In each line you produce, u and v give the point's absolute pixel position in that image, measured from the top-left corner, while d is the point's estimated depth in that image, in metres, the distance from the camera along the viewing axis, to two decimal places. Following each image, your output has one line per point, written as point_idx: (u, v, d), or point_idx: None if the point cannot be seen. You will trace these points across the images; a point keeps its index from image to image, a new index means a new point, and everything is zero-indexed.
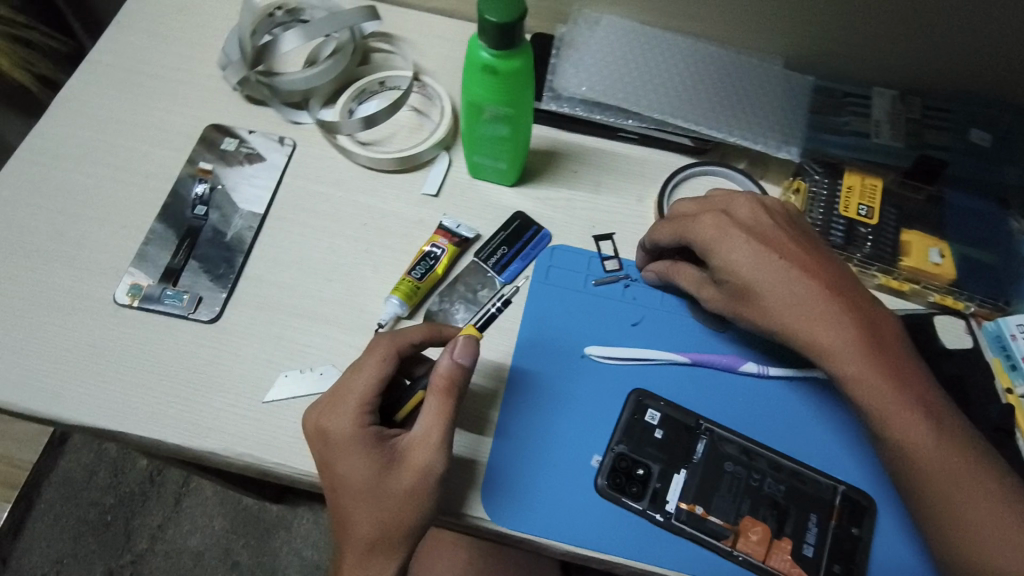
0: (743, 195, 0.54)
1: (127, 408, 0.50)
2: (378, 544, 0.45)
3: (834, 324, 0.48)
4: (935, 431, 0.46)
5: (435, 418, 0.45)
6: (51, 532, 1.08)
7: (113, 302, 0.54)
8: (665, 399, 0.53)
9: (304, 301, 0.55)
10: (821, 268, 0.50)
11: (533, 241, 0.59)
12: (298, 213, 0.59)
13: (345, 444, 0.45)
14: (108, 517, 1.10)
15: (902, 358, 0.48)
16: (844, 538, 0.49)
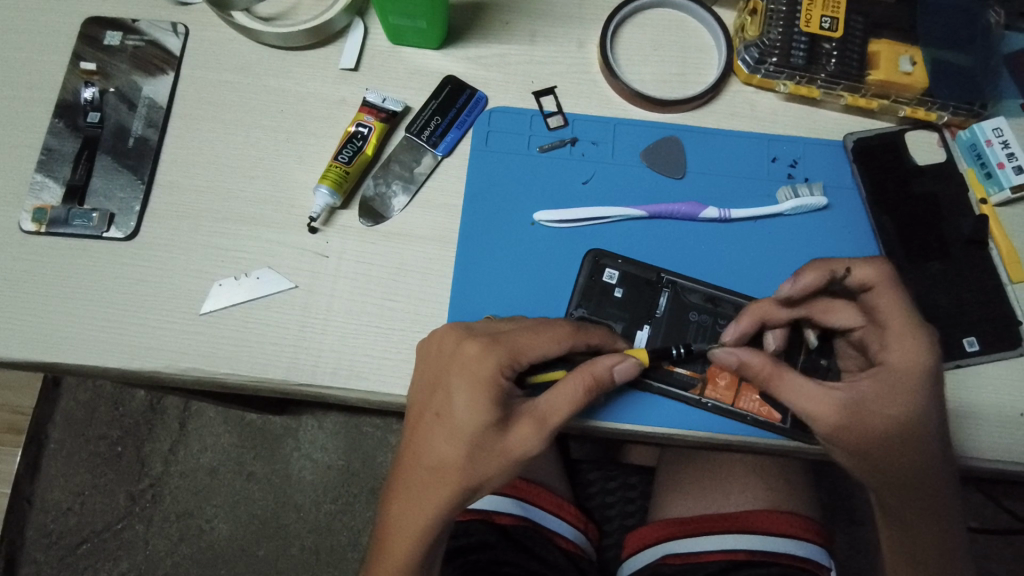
0: (884, 277, 0.45)
1: (59, 338, 0.47)
2: (439, 492, 0.44)
3: (904, 401, 0.44)
4: (928, 482, 0.45)
5: (573, 403, 0.43)
6: (66, 468, 1.11)
7: (19, 230, 0.50)
8: (621, 258, 0.51)
9: (227, 203, 0.51)
10: (912, 382, 0.44)
11: (468, 106, 0.54)
12: (205, 107, 0.53)
13: (477, 383, 0.43)
14: (119, 449, 1.12)
15: (933, 459, 0.44)
16: (813, 370, 0.50)
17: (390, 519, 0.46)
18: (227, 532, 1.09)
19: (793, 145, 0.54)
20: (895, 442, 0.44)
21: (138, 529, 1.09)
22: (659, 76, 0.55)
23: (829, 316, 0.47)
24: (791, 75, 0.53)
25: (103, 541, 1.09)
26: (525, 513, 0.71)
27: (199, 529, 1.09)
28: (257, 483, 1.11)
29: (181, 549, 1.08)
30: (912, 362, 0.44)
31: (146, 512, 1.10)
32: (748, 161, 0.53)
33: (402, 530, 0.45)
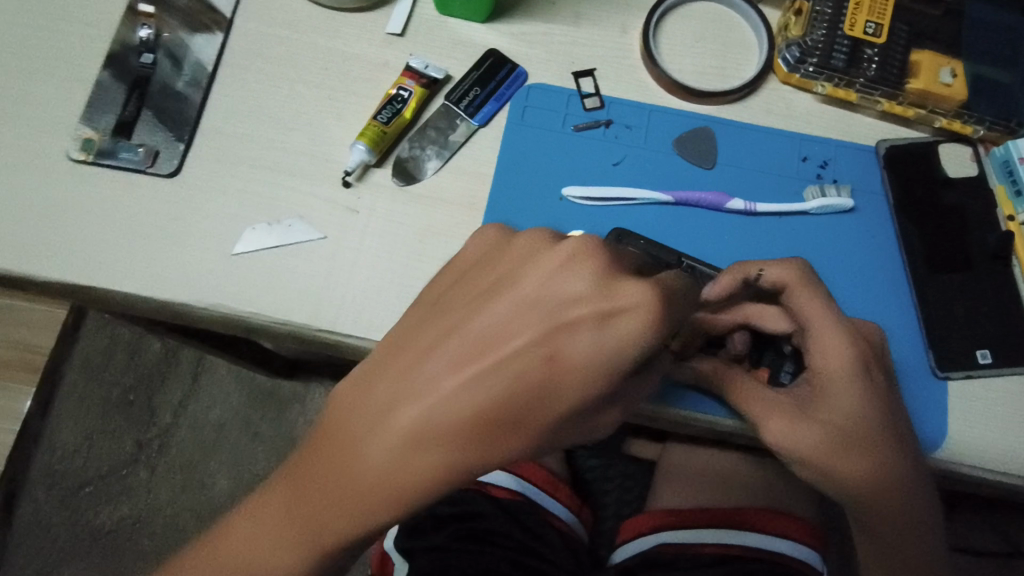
0: (795, 279, 0.46)
1: (95, 265, 0.49)
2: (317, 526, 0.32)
3: (846, 399, 0.44)
4: (884, 492, 0.45)
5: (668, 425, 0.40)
6: (78, 410, 1.13)
7: (65, 158, 0.52)
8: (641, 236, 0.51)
9: (266, 152, 0.52)
10: (852, 383, 0.44)
11: (507, 80, 0.55)
12: (252, 58, 0.55)
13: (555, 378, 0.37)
14: (131, 397, 1.14)
15: (882, 465, 0.44)
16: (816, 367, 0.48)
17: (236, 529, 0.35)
18: (228, 489, 1.11)
19: (824, 147, 0.54)
20: (840, 444, 0.44)
21: (141, 476, 1.12)
22: (699, 67, 0.56)
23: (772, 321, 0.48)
24: (830, 76, 0.53)
25: (106, 485, 1.11)
26: (521, 489, 0.73)
27: (200, 482, 1.11)
28: (262, 443, 1.13)
29: (181, 500, 1.11)
30: (841, 362, 0.44)
31: (151, 461, 1.12)
32: (778, 158, 0.54)
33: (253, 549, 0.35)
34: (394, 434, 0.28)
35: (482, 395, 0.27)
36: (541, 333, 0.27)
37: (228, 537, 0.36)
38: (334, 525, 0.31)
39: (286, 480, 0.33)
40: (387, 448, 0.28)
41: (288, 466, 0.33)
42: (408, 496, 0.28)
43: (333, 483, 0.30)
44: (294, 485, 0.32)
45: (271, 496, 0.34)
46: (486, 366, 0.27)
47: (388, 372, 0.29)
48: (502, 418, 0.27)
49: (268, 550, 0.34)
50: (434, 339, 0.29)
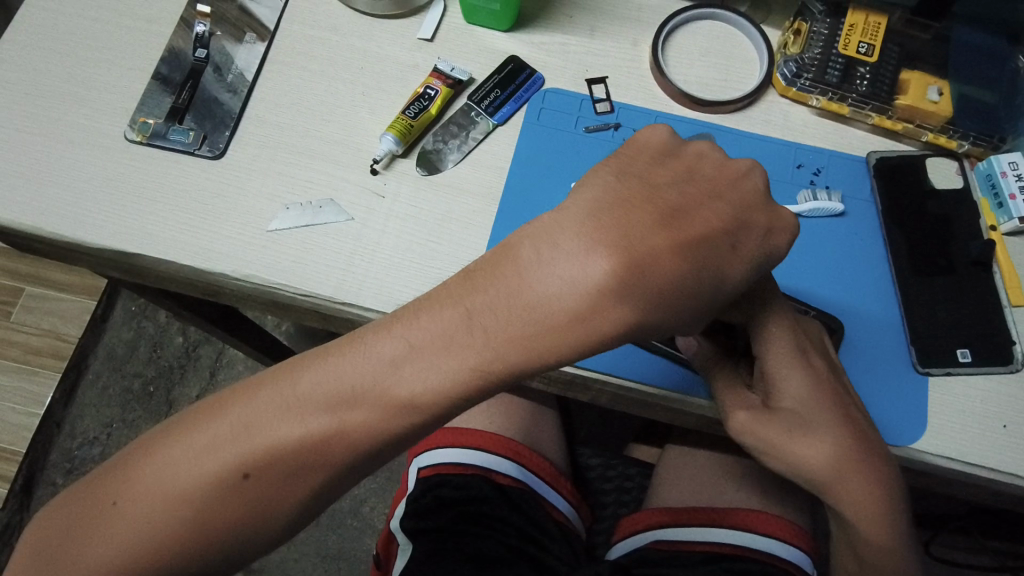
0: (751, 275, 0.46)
1: (144, 234, 0.54)
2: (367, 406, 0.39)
3: (795, 383, 0.47)
4: (855, 477, 0.46)
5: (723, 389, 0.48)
6: (100, 399, 1.18)
7: (123, 138, 0.57)
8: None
9: (303, 140, 0.58)
10: (795, 368, 0.47)
11: (526, 84, 0.60)
12: (295, 56, 0.60)
13: None
14: (152, 387, 1.19)
15: (844, 446, 0.46)
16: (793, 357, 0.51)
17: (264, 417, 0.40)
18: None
19: (817, 156, 0.58)
20: (796, 427, 0.46)
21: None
22: (703, 79, 0.61)
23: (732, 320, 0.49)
24: (824, 91, 0.58)
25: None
26: (524, 479, 0.75)
27: None
28: None
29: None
30: (781, 347, 0.47)
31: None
32: (774, 164, 0.58)
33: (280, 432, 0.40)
34: (565, 285, 0.37)
35: (641, 264, 0.37)
36: (679, 231, 0.38)
37: (319, 400, 0.40)
38: (472, 371, 0.38)
39: (421, 340, 0.39)
40: (556, 298, 0.37)
41: (418, 326, 0.39)
42: (558, 342, 0.37)
43: (483, 330, 0.38)
44: (433, 341, 0.39)
45: (384, 362, 0.39)
46: (649, 247, 0.37)
47: (563, 237, 0.38)
48: (649, 286, 0.37)
49: (374, 409, 0.39)
50: (598, 219, 0.38)
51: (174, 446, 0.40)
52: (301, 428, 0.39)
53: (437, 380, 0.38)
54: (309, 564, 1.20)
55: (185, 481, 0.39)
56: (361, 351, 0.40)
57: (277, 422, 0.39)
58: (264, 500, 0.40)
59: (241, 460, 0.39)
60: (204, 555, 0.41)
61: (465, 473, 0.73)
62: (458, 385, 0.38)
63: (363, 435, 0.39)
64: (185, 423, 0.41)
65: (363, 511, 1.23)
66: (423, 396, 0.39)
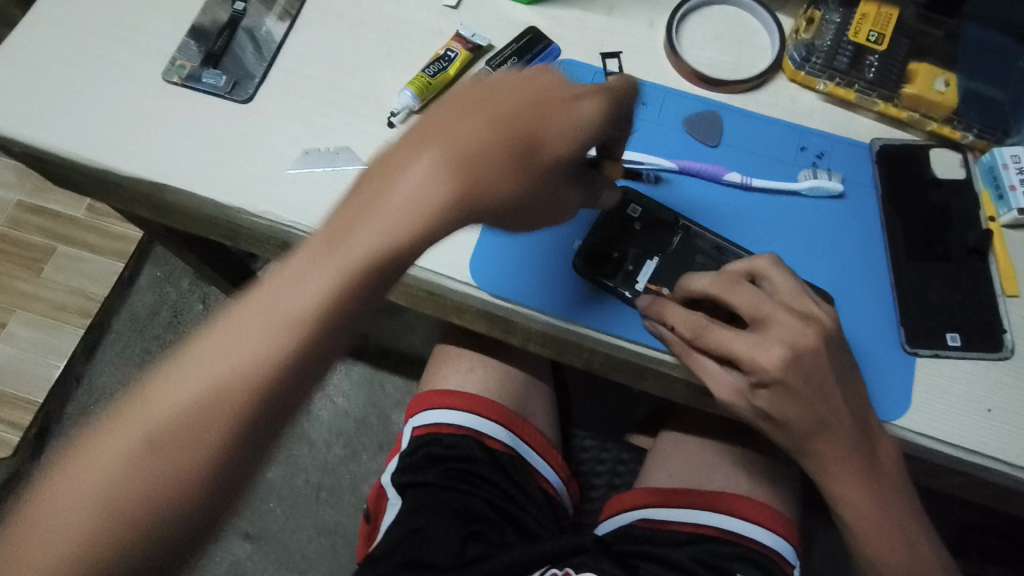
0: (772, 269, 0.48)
1: (172, 164, 0.57)
2: (376, 265, 0.39)
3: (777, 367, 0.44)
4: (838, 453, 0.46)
5: (711, 373, 0.48)
6: (117, 357, 1.27)
7: (161, 79, 0.61)
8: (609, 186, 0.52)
9: (325, 92, 0.60)
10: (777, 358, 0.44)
11: (543, 54, 0.62)
12: (325, 14, 0.64)
13: (662, 302, 0.50)
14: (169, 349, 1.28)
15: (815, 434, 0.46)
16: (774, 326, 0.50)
17: (290, 282, 0.38)
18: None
19: (822, 139, 0.59)
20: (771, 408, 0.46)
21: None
22: (715, 60, 0.62)
23: (728, 297, 0.47)
24: (832, 76, 0.59)
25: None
26: (514, 445, 0.76)
27: None
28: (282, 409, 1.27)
29: None
30: (778, 340, 0.45)
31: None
32: (778, 145, 0.59)
33: (304, 287, 0.38)
34: (513, 152, 0.43)
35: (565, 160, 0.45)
36: (548, 149, 0.44)
37: (312, 246, 0.39)
38: (438, 202, 0.40)
39: (413, 196, 0.40)
40: (507, 159, 0.42)
41: (416, 162, 0.41)
42: (502, 194, 0.43)
43: (447, 167, 0.41)
44: (425, 186, 0.40)
45: (387, 195, 0.40)
46: (542, 132, 0.44)
47: (506, 116, 0.43)
48: (538, 163, 0.43)
49: (369, 240, 0.39)
50: (529, 100, 0.44)
51: (197, 352, 0.37)
52: (323, 279, 0.38)
53: (388, 219, 0.40)
54: (305, 537, 1.22)
55: (243, 367, 0.37)
56: (391, 167, 0.41)
57: (310, 277, 0.38)
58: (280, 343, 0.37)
59: (290, 335, 0.37)
60: (284, 409, 0.38)
61: (458, 433, 0.75)
62: (427, 225, 0.40)
63: (368, 275, 0.39)
64: (206, 324, 0.38)
65: (362, 489, 1.25)
66: (420, 231, 0.40)
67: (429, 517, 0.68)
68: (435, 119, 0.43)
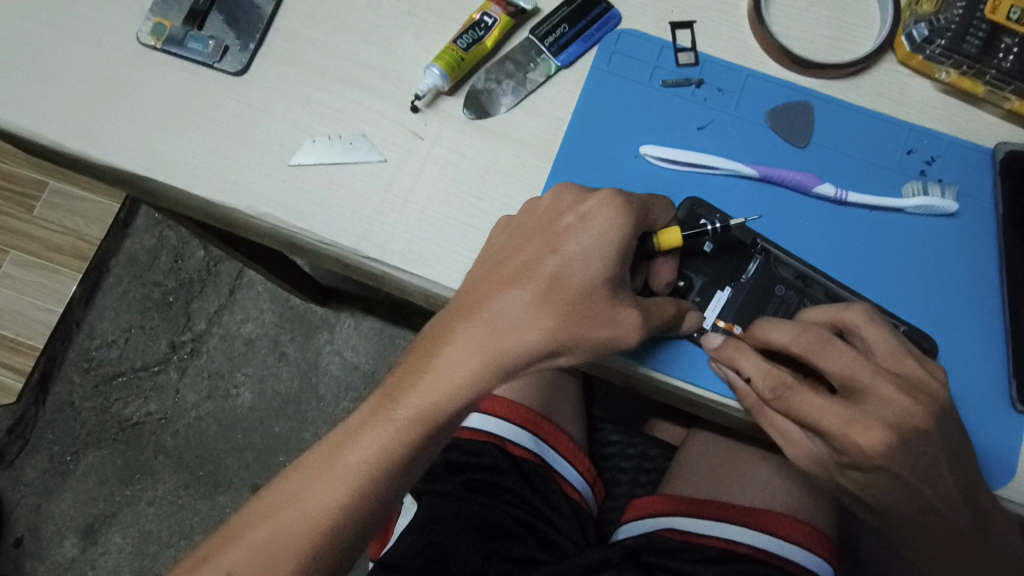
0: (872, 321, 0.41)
1: (152, 151, 0.48)
2: (483, 363, 0.40)
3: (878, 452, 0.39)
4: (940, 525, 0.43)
5: (787, 434, 0.42)
6: (120, 304, 1.21)
7: (136, 41, 0.50)
8: (672, 258, 0.45)
9: (334, 63, 0.50)
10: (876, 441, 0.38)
11: (599, 21, 0.51)
12: None
13: (741, 347, 0.42)
14: (171, 298, 1.21)
15: (913, 509, 0.42)
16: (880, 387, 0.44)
17: (431, 363, 0.41)
18: (249, 402, 1.18)
19: (933, 141, 0.49)
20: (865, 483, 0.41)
21: (171, 376, 1.20)
22: (809, 35, 0.51)
23: (819, 359, 0.40)
24: (958, 63, 0.48)
25: (135, 378, 1.20)
26: (538, 450, 0.70)
27: (226, 392, 1.18)
28: (287, 362, 1.18)
29: (206, 406, 1.18)
30: (877, 417, 0.39)
31: (183, 363, 1.20)
32: (879, 148, 0.49)
33: (443, 377, 0.40)
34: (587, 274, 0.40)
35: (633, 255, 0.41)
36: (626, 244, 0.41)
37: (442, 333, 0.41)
38: (533, 342, 0.40)
39: (505, 298, 0.40)
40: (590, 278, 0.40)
41: (492, 316, 0.40)
42: (568, 330, 0.40)
43: (547, 291, 0.40)
44: (511, 322, 0.40)
45: (466, 369, 0.40)
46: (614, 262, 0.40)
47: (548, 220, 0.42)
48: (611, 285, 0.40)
49: (476, 333, 0.40)
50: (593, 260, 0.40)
51: (356, 428, 0.42)
52: (461, 364, 0.40)
53: (513, 334, 0.40)
54: None
55: (388, 436, 0.41)
56: (487, 267, 0.42)
57: (418, 428, 0.40)
58: (468, 391, 0.40)
59: (427, 408, 0.40)
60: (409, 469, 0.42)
61: (478, 439, 0.69)
62: (518, 339, 0.40)
63: (482, 364, 0.40)
64: (334, 461, 0.41)
65: None
66: (513, 329, 0.40)
67: (448, 534, 0.64)
68: (499, 308, 0.40)
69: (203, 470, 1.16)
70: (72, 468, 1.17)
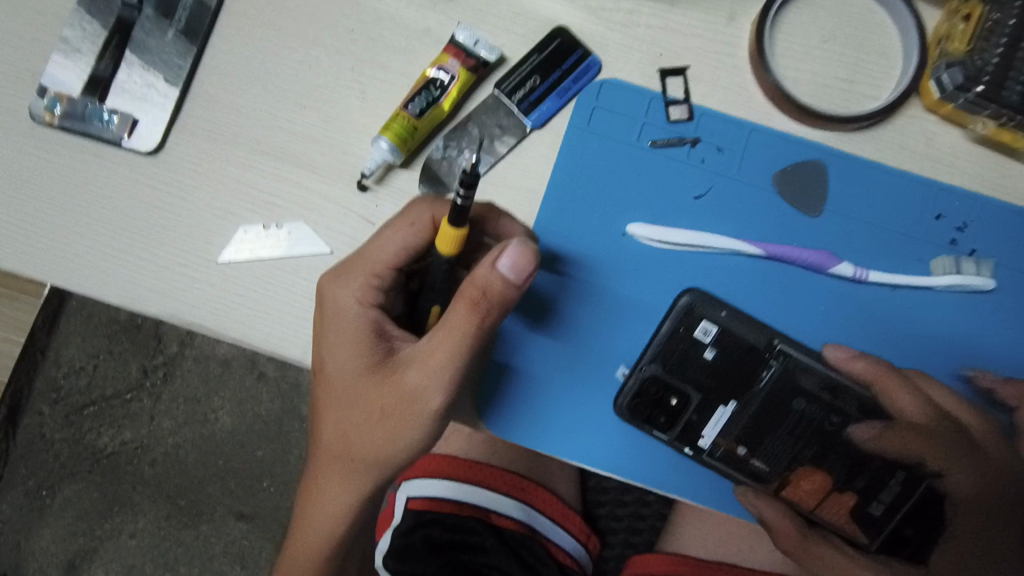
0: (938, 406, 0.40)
1: (60, 254, 0.41)
2: (390, 416, 0.39)
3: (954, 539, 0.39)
4: None
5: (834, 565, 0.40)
6: (84, 327, 0.93)
7: (27, 118, 0.42)
8: (648, 366, 0.40)
9: (268, 135, 0.42)
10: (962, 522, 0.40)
11: (575, 71, 0.43)
12: (259, 7, 0.44)
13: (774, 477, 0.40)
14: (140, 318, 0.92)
15: None
16: (927, 497, 0.39)
17: (344, 433, 0.40)
18: (229, 427, 0.92)
19: (965, 203, 0.43)
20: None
21: (145, 404, 0.92)
22: (820, 79, 0.44)
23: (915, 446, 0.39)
24: (995, 113, 0.41)
25: (110, 408, 0.93)
26: (526, 518, 0.65)
27: (203, 416, 0.92)
28: (268, 386, 0.92)
29: (184, 433, 0.92)
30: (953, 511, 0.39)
31: (156, 390, 0.92)
32: (903, 214, 0.43)
33: (361, 438, 0.40)
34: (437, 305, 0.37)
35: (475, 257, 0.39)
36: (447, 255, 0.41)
37: (346, 408, 0.40)
38: (425, 398, 0.38)
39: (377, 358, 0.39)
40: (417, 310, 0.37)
41: (369, 380, 0.39)
42: (431, 369, 0.37)
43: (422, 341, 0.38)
44: (376, 387, 0.39)
45: (376, 428, 0.39)
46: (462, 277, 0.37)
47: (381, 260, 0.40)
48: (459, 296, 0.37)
49: (368, 404, 0.39)
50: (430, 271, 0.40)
51: (303, 501, 0.44)
52: (371, 427, 0.39)
53: (407, 390, 0.38)
54: None
55: (343, 496, 0.42)
56: (326, 340, 0.40)
57: (356, 481, 0.41)
58: (399, 455, 0.40)
59: (368, 469, 0.41)
60: (368, 515, 0.44)
61: (461, 513, 0.65)
62: (413, 395, 0.38)
63: (394, 419, 0.39)
64: (307, 532, 0.44)
65: None
66: (401, 392, 0.38)
67: None
68: (344, 375, 0.40)
69: (185, 500, 0.92)
70: (50, 504, 0.92)
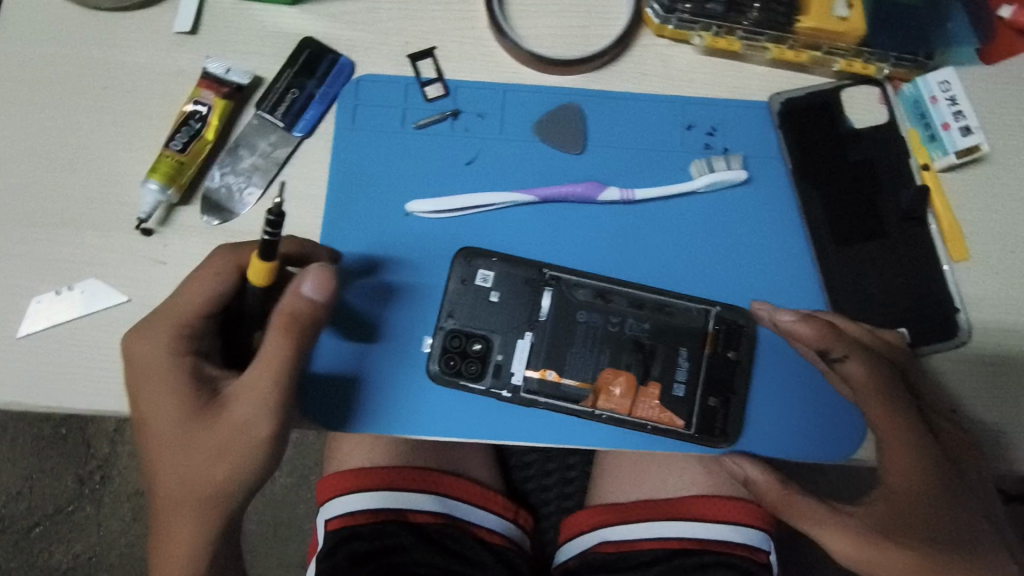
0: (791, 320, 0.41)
1: None
2: (227, 452, 0.38)
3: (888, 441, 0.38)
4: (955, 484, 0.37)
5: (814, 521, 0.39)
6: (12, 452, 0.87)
7: None
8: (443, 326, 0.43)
9: (45, 205, 0.43)
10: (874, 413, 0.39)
11: (329, 76, 0.46)
12: (13, 86, 0.45)
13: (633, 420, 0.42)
14: (63, 428, 0.87)
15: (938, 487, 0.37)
16: (720, 366, 0.43)
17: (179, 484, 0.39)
18: None
19: (708, 109, 0.46)
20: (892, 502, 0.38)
21: (89, 512, 0.87)
22: (557, 29, 0.46)
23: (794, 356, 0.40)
24: (706, 25, 0.45)
25: (55, 525, 0.86)
26: None
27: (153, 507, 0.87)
28: None
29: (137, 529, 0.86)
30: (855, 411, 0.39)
31: (98, 494, 0.87)
32: (656, 132, 0.46)
33: (198, 483, 0.39)
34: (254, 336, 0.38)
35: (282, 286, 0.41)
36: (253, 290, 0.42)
37: (177, 458, 0.39)
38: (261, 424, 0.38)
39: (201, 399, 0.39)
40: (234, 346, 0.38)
41: (198, 424, 0.38)
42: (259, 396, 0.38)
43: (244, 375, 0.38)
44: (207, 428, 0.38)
45: (213, 467, 0.38)
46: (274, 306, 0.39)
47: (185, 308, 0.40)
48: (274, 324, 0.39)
49: (199, 447, 0.38)
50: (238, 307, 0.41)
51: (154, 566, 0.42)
52: (208, 468, 0.38)
53: (239, 423, 0.38)
54: None
55: (192, 548, 0.40)
56: (142, 398, 0.39)
57: (203, 527, 0.40)
58: (242, 488, 0.40)
59: (213, 512, 0.40)
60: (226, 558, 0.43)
61: None
62: (245, 425, 0.38)
63: (230, 454, 0.38)
64: None
65: None
66: (233, 425, 0.38)
67: None
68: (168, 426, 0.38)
69: None
70: None
